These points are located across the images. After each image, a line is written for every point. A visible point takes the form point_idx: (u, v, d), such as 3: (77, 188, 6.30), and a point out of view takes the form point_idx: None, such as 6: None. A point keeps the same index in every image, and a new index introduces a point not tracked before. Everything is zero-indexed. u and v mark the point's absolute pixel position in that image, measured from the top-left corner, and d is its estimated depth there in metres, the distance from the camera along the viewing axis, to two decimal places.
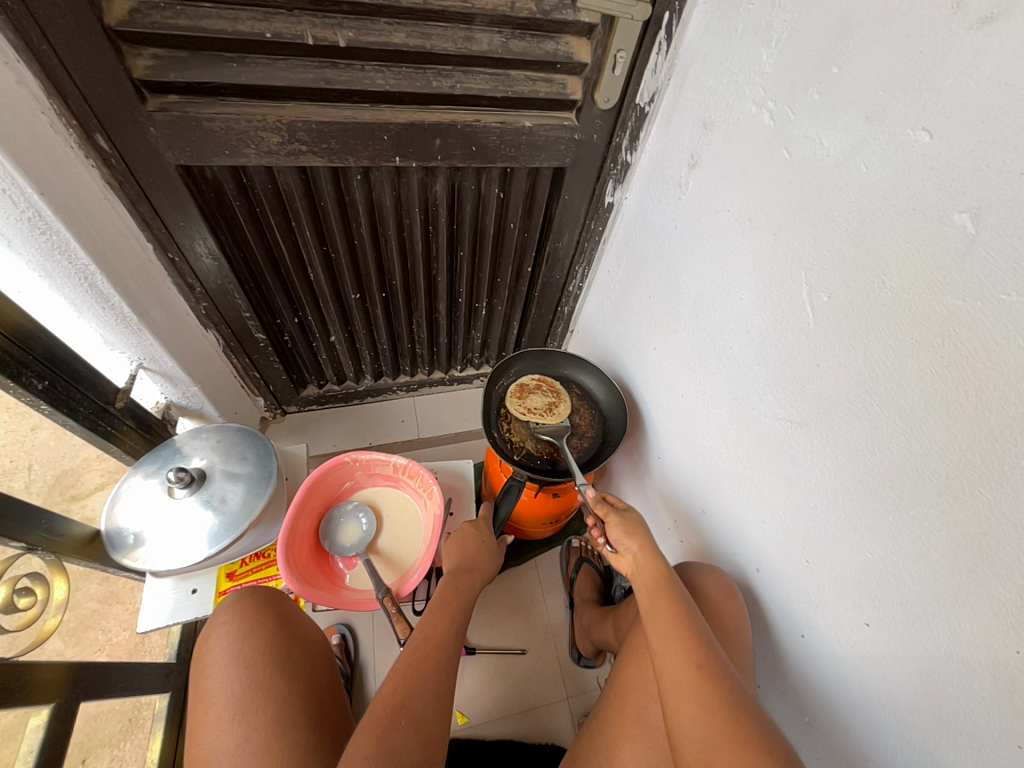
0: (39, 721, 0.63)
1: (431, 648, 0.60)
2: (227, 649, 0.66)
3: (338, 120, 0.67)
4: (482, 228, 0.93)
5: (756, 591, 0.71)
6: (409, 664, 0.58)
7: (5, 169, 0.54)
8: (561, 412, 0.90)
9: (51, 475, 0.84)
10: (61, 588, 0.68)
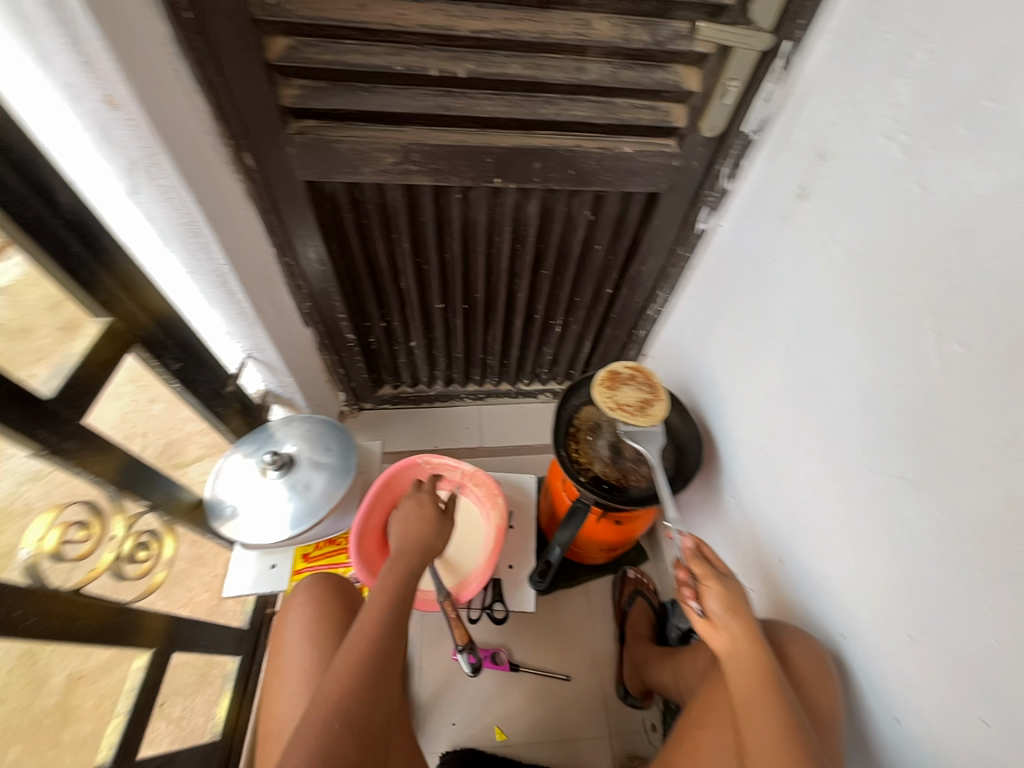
0: (140, 663, 0.73)
1: (373, 635, 0.58)
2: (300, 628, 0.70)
3: (449, 143, 0.72)
4: (568, 248, 0.95)
5: (842, 660, 0.64)
6: (349, 652, 0.57)
7: (173, 181, 0.63)
8: (656, 411, 0.78)
9: (160, 443, 0.84)
10: (170, 546, 0.77)
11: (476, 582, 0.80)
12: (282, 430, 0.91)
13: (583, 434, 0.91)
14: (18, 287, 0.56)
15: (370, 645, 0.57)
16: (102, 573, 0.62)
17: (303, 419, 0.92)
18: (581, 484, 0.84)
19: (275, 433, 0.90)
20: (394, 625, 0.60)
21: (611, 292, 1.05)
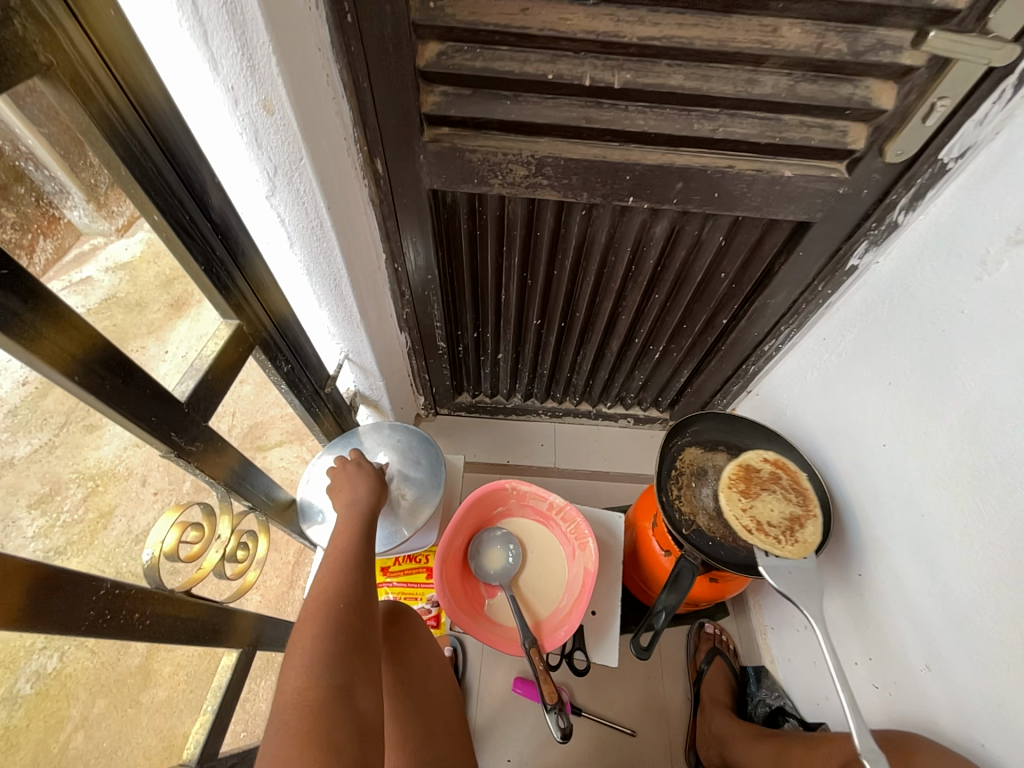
0: (229, 662, 0.77)
1: (337, 545, 0.64)
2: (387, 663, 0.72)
3: (586, 158, 0.66)
4: (688, 273, 0.87)
5: None
6: (330, 558, 0.62)
7: (312, 186, 0.62)
8: (805, 537, 0.74)
9: (247, 425, 0.83)
10: (264, 545, 0.77)
11: (562, 629, 0.75)
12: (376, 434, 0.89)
13: (687, 479, 0.83)
14: (136, 265, 0.53)
15: (340, 553, 0.63)
16: (204, 576, 0.63)
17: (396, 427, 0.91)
18: (686, 538, 0.76)
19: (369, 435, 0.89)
20: (367, 542, 0.66)
21: (725, 322, 0.96)
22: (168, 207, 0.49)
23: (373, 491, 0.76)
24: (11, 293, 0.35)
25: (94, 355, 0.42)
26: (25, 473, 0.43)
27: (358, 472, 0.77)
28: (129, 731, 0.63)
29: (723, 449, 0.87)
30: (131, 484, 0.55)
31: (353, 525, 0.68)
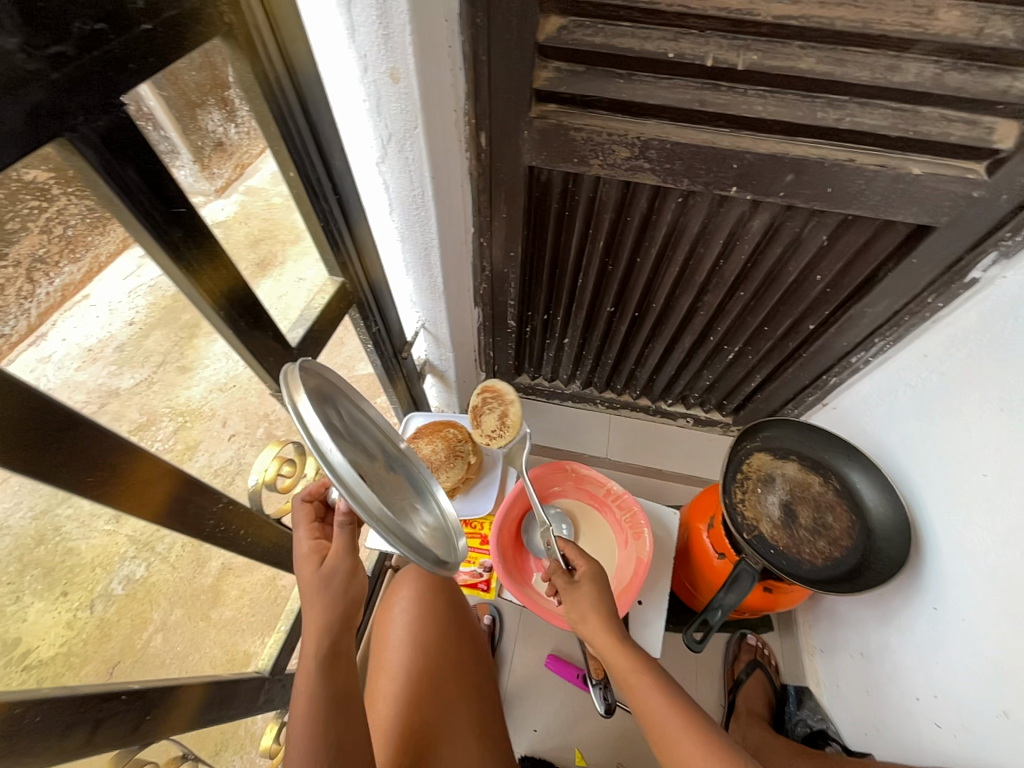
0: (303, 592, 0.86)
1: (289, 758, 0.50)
2: (405, 626, 0.75)
3: (694, 143, 0.64)
4: (780, 272, 0.83)
5: None
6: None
7: (421, 155, 0.64)
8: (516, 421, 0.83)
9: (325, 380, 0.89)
10: None
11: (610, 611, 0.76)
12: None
13: (752, 484, 0.81)
14: (230, 223, 0.51)
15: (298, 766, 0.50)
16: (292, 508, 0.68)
17: (294, 412, 0.42)
18: (746, 540, 0.75)
19: (333, 390, 0.50)
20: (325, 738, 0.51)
21: (812, 328, 0.91)
22: (302, 166, 0.53)
23: (319, 591, 0.55)
24: (180, 231, 0.39)
25: (234, 294, 0.47)
26: (128, 402, 0.44)
27: (311, 584, 0.55)
28: (199, 642, 0.69)
29: (794, 459, 0.84)
30: (213, 424, 0.58)
31: (308, 715, 0.52)
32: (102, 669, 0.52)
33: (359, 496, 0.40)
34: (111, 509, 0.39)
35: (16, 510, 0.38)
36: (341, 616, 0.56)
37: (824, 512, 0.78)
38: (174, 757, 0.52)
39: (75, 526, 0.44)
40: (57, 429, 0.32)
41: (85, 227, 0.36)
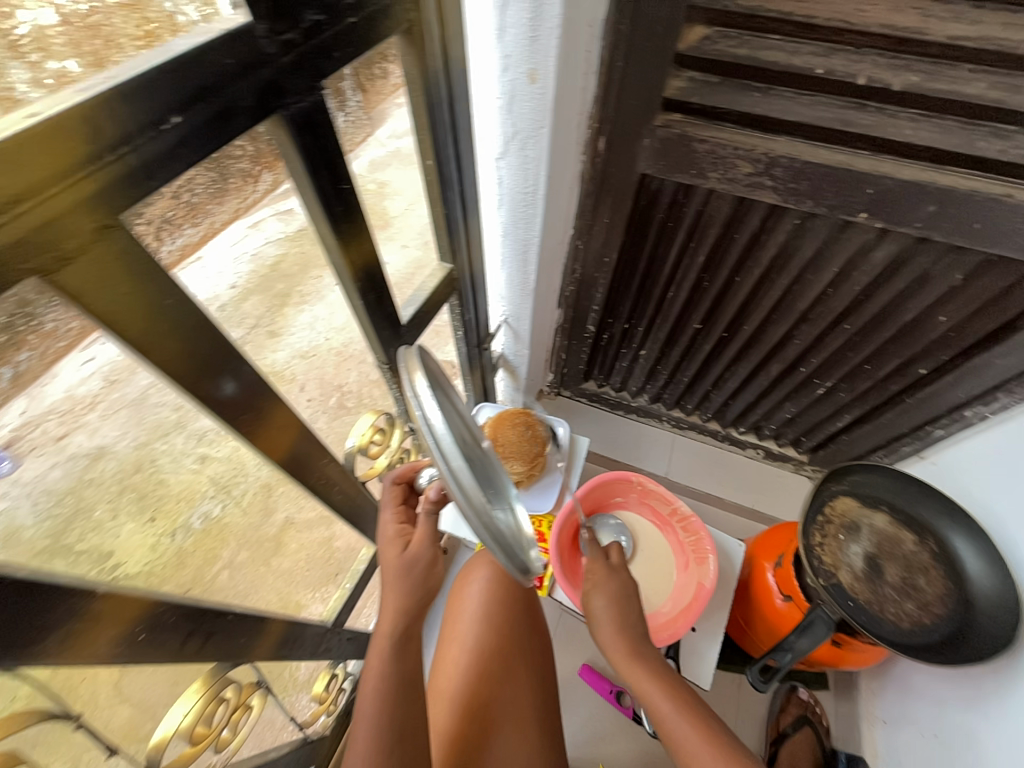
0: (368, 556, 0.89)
1: (359, 735, 0.53)
2: (478, 605, 0.77)
3: (829, 164, 0.61)
4: (898, 309, 0.77)
5: None
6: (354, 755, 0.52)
7: (542, 154, 0.66)
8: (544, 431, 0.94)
9: None
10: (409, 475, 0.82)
11: (666, 633, 0.74)
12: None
13: (834, 529, 0.77)
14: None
15: (366, 743, 0.52)
16: (376, 473, 0.71)
17: (415, 397, 0.43)
18: (822, 587, 0.71)
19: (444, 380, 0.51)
20: (393, 722, 0.53)
21: (924, 373, 0.84)
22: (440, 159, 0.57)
23: (398, 576, 0.57)
24: (341, 207, 0.43)
25: (369, 270, 0.50)
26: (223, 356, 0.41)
27: (392, 566, 0.58)
28: (258, 585, 0.68)
29: (885, 510, 0.78)
30: (293, 387, 0.52)
31: (372, 695, 0.54)
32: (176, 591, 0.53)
33: (465, 485, 0.41)
34: (248, 448, 0.43)
35: (123, 439, 0.40)
36: (416, 603, 0.58)
37: (914, 573, 0.72)
38: (251, 683, 0.56)
39: (168, 459, 0.46)
40: (222, 360, 0.36)
41: (207, 196, 0.34)
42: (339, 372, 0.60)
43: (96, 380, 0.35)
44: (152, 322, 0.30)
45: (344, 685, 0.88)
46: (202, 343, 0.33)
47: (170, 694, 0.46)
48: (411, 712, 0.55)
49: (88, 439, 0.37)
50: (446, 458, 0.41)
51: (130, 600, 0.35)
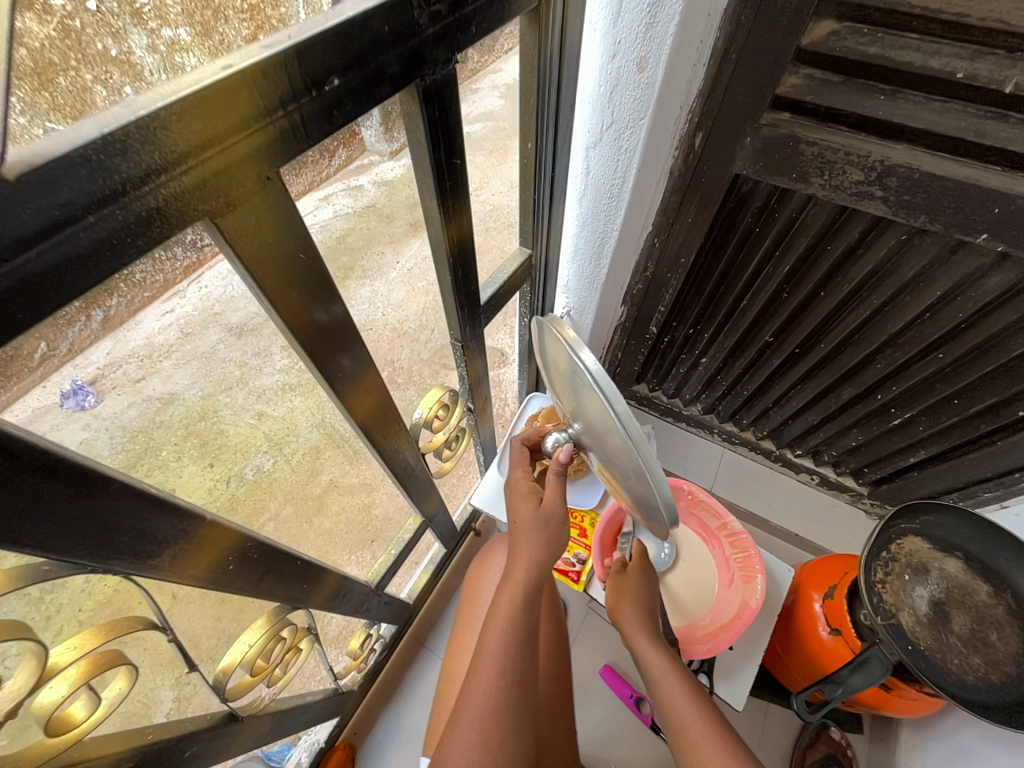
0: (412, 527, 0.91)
1: (482, 675, 0.58)
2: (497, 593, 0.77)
3: (952, 177, 0.57)
4: (1004, 343, 0.71)
5: None
6: (476, 691, 0.57)
7: (637, 146, 0.65)
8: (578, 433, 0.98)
9: None
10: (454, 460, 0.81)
11: (705, 646, 0.72)
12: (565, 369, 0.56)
13: (898, 568, 0.72)
14: (395, 185, 0.44)
15: (484, 684, 0.57)
16: (435, 446, 0.72)
17: (575, 353, 0.50)
18: (881, 625, 0.67)
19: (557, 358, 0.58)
20: (515, 665, 0.58)
21: (1022, 415, 0.77)
22: (539, 148, 0.59)
23: (534, 530, 0.64)
24: (449, 182, 0.44)
25: (462, 246, 0.51)
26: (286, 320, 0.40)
27: (529, 522, 0.65)
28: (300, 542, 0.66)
29: (959, 557, 0.72)
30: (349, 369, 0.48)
31: (498, 638, 0.59)
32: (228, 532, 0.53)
33: (631, 424, 0.46)
34: (336, 407, 0.45)
35: (192, 389, 0.39)
36: (546, 558, 0.65)
37: (986, 627, 0.67)
38: (303, 627, 0.59)
39: (230, 412, 0.44)
40: (324, 312, 0.36)
41: (287, 167, 0.32)
42: (392, 347, 0.56)
43: (173, 330, 0.35)
44: (282, 273, 0.32)
45: (375, 646, 0.91)
46: (313, 295, 0.35)
47: (236, 627, 0.49)
48: (529, 661, 0.60)
49: (162, 385, 0.37)
50: (610, 399, 0.47)
51: (227, 532, 0.37)
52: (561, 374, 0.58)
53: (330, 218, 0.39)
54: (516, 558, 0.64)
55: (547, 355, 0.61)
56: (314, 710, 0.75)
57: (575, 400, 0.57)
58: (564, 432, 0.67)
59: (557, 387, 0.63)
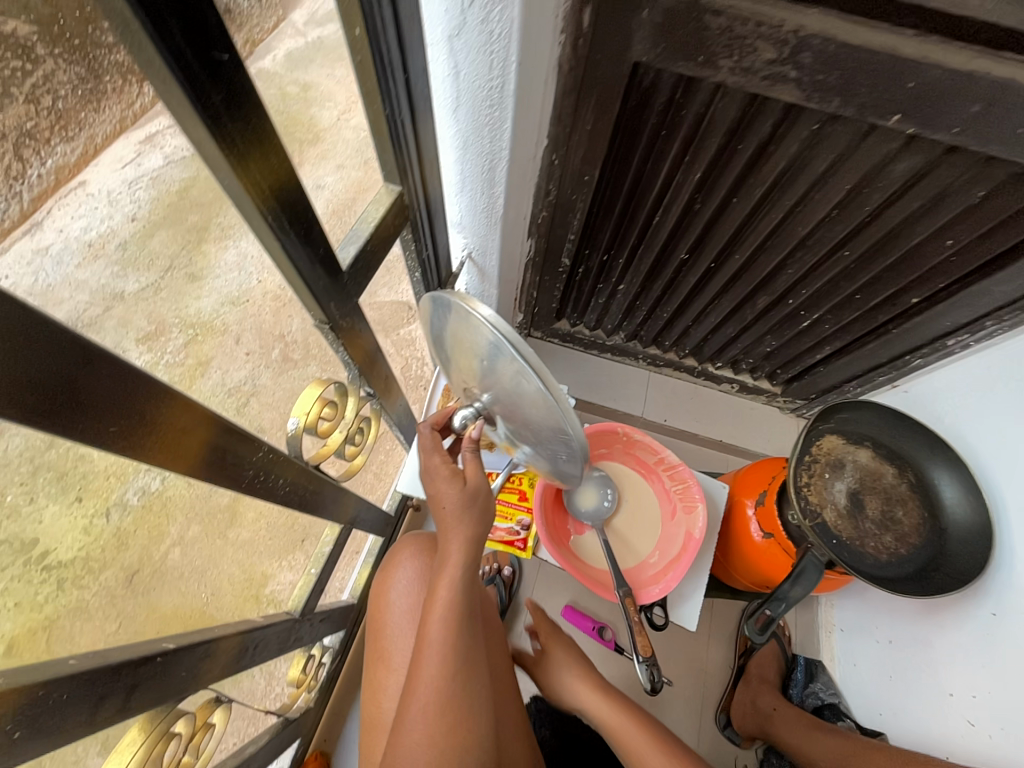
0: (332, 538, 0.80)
1: (416, 675, 0.49)
2: (401, 608, 0.66)
3: (868, 48, 0.49)
4: (905, 231, 0.70)
5: None
6: (420, 692, 0.48)
7: (512, 21, 0.49)
8: None
9: None
10: (362, 452, 0.70)
11: (657, 586, 0.72)
12: (466, 346, 0.52)
13: (819, 468, 0.75)
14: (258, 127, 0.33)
15: (418, 684, 0.49)
16: (330, 452, 0.59)
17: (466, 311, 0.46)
18: (809, 528, 0.70)
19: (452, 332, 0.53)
20: (455, 651, 0.50)
21: (916, 302, 0.80)
22: (375, 40, 0.41)
23: (460, 516, 0.53)
24: (222, 91, 0.27)
25: (285, 198, 0.36)
26: (134, 310, 0.31)
27: (451, 503, 0.53)
28: (212, 562, 0.57)
29: (868, 447, 0.77)
30: (225, 340, 0.42)
31: (430, 637, 0.50)
32: (119, 578, 0.41)
33: (536, 367, 0.43)
34: (139, 462, 0.31)
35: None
36: (482, 535, 0.54)
37: (893, 506, 0.72)
38: (208, 702, 0.49)
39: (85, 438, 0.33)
40: (72, 372, 0.24)
41: (77, 101, 0.25)
42: (279, 318, 0.47)
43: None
44: None
45: (323, 659, 0.84)
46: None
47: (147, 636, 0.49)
48: (480, 649, 0.52)
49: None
50: (513, 346, 0.43)
51: None
52: (461, 354, 0.54)
53: (166, 166, 0.31)
54: (446, 544, 0.53)
55: (441, 336, 0.57)
56: (262, 753, 0.67)
57: (476, 369, 0.53)
58: (471, 406, 0.59)
59: (456, 367, 0.59)
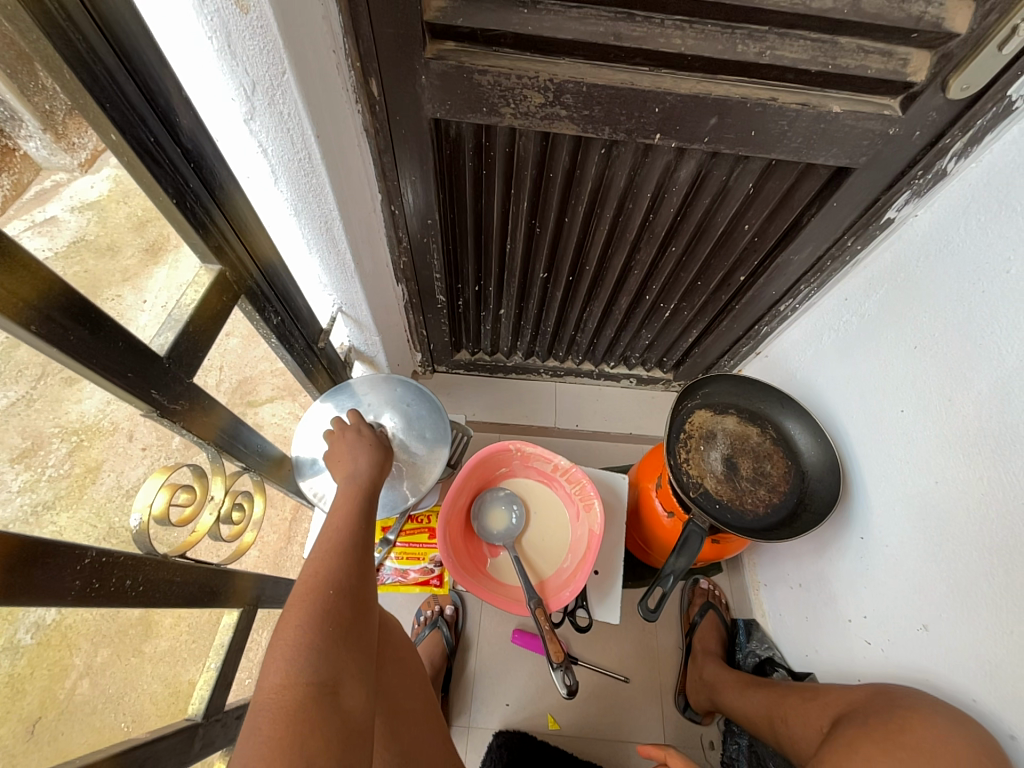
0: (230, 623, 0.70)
1: (331, 534, 0.56)
2: None
3: (613, 85, 0.58)
4: (710, 223, 0.80)
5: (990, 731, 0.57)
6: (317, 551, 0.53)
7: (296, 102, 0.51)
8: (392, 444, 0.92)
9: (235, 379, 0.77)
10: (250, 534, 0.70)
11: (568, 589, 0.74)
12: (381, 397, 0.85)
13: (694, 441, 0.82)
14: (105, 205, 0.48)
15: (332, 542, 0.54)
16: (198, 541, 0.59)
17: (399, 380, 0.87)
18: (692, 498, 0.75)
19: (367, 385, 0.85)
20: (365, 523, 0.59)
21: (743, 279, 0.91)
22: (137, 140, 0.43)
23: (373, 464, 0.69)
24: None
25: (52, 303, 0.36)
26: (5, 425, 0.38)
27: (361, 447, 0.71)
28: (133, 682, 0.58)
29: (733, 414, 0.85)
30: (117, 439, 0.50)
31: (350, 513, 0.59)
32: (20, 731, 0.42)
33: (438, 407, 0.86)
34: None
35: None
36: (383, 471, 0.70)
37: (762, 462, 0.80)
38: None
39: None
40: None
41: None
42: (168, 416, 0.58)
43: None
44: None
45: None
46: None
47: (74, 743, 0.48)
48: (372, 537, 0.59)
49: None
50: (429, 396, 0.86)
51: None
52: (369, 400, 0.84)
53: None
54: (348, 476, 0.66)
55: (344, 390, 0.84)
56: None
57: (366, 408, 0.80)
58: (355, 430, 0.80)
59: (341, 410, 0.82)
